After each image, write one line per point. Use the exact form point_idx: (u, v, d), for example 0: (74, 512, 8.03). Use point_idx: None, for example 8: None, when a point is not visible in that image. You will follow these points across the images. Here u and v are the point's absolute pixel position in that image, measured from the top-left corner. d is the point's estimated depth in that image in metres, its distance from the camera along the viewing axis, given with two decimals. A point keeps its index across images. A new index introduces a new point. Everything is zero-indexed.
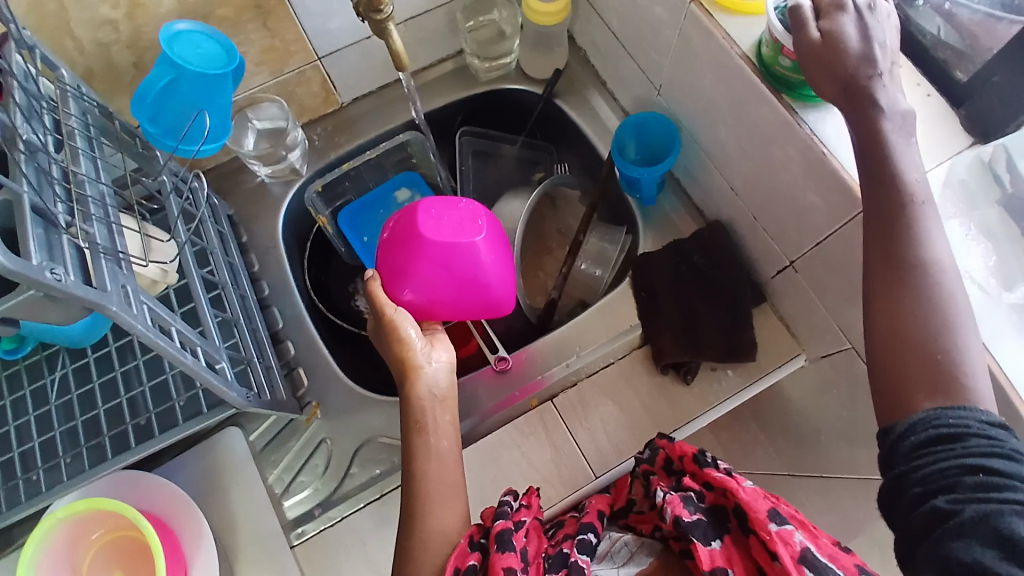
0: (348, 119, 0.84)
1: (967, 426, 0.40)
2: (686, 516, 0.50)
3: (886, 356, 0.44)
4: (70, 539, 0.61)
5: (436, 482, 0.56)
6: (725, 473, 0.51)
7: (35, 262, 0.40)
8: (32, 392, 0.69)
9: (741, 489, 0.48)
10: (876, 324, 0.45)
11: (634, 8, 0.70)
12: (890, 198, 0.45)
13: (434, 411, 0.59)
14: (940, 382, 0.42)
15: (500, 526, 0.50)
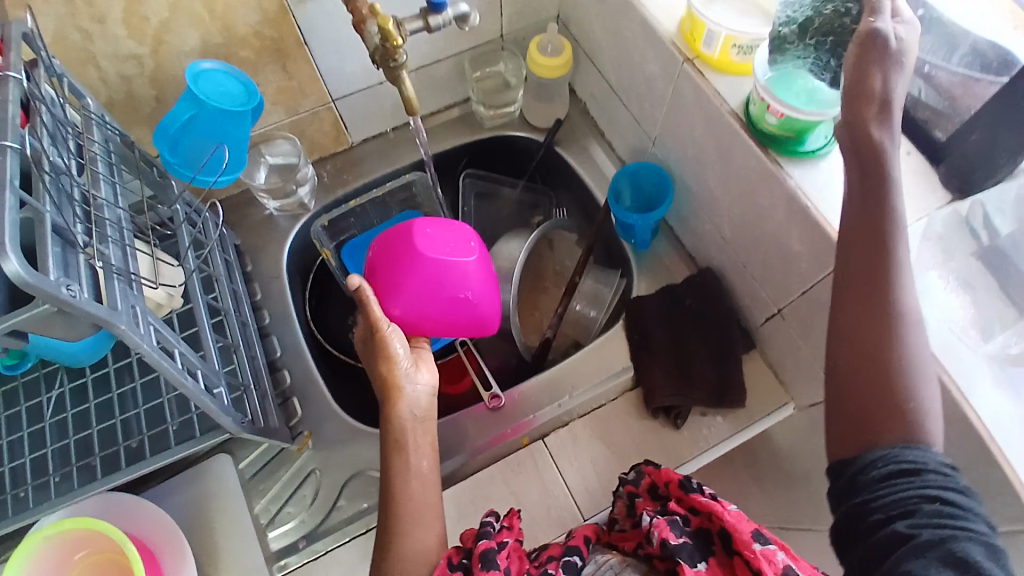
0: (355, 158, 0.88)
1: (925, 462, 0.44)
2: (673, 538, 0.50)
3: (852, 391, 0.48)
4: (55, 560, 0.61)
5: (418, 502, 0.57)
6: (710, 497, 0.52)
7: (53, 278, 0.42)
8: (29, 409, 0.69)
9: (728, 511, 0.50)
10: (849, 349, 0.49)
11: (629, 64, 0.74)
12: (878, 235, 0.48)
13: (415, 431, 0.60)
14: (901, 420, 0.46)
15: (482, 546, 0.51)
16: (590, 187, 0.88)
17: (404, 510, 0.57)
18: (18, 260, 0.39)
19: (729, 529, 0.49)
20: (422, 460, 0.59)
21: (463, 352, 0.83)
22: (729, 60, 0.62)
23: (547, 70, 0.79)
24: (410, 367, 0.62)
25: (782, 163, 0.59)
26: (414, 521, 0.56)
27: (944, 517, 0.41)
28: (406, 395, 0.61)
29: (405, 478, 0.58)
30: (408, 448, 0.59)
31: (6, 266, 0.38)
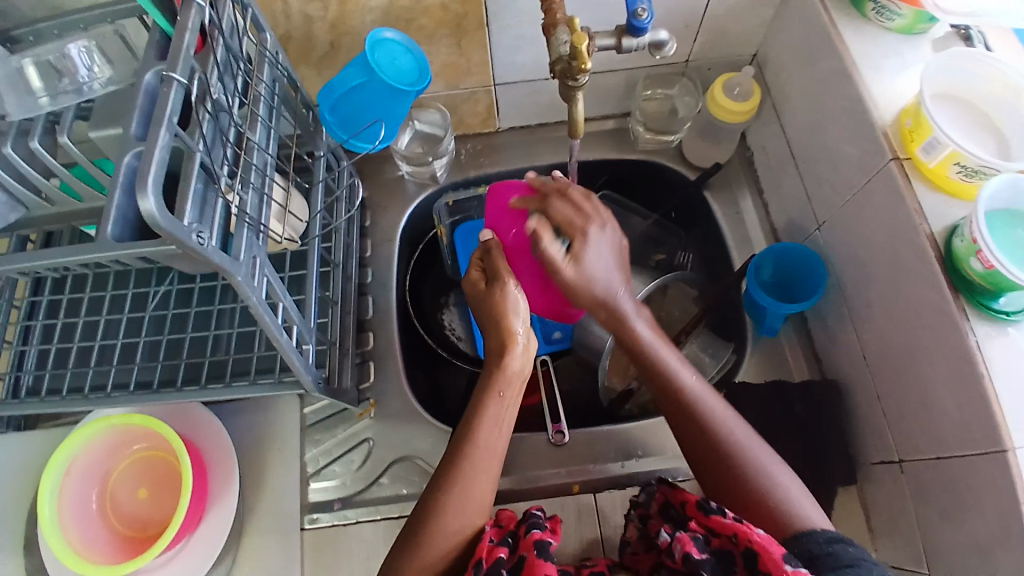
0: (496, 144, 0.86)
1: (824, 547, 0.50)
2: (696, 554, 0.51)
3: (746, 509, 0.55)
4: (114, 447, 0.68)
5: (487, 460, 0.59)
6: (733, 519, 0.51)
7: (187, 224, 0.43)
8: (134, 294, 0.74)
9: (754, 532, 0.49)
10: (722, 495, 0.57)
11: (822, 138, 0.69)
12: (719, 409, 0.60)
13: (513, 385, 0.62)
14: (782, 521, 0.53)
15: (536, 533, 0.54)
16: (728, 246, 0.81)
17: (467, 471, 0.58)
18: (157, 201, 0.39)
19: (756, 550, 0.48)
20: (499, 426, 0.60)
21: (540, 372, 0.79)
22: (946, 174, 0.56)
23: (728, 114, 0.75)
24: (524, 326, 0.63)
25: (967, 314, 0.53)
26: (479, 473, 0.58)
27: (842, 556, 0.49)
28: (516, 357, 0.62)
29: (489, 429, 0.60)
30: (507, 400, 0.61)
31: (144, 205, 0.39)
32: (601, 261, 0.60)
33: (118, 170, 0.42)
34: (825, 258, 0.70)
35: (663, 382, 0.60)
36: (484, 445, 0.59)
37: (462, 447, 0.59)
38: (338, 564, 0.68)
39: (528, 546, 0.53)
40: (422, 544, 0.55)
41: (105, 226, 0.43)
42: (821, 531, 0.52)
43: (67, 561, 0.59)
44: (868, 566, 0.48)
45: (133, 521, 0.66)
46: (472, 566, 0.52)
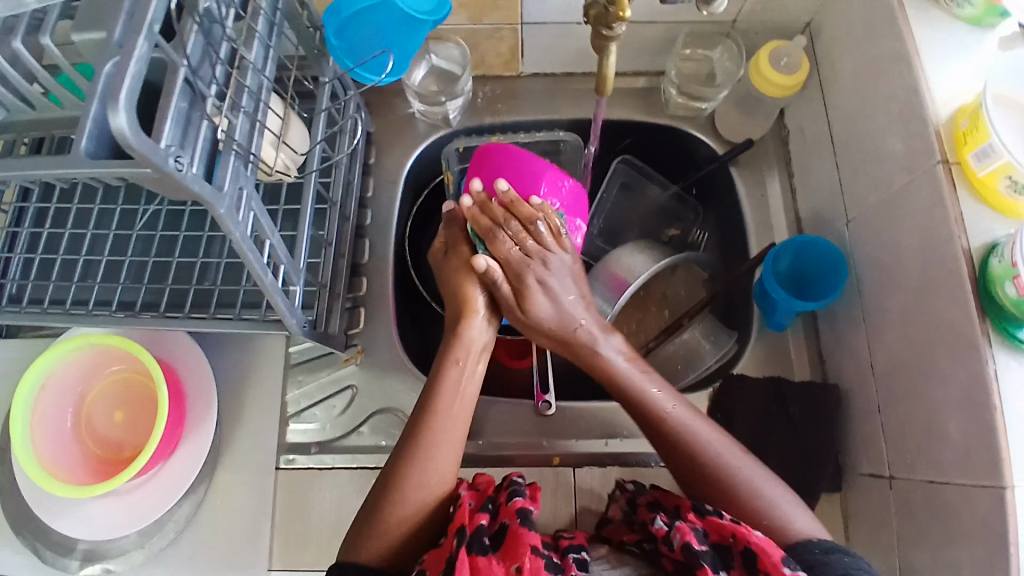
0: (517, 89, 0.80)
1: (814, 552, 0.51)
2: (696, 544, 0.51)
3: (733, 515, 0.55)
4: (91, 365, 0.67)
5: (445, 425, 0.59)
6: (732, 520, 0.52)
7: (164, 146, 0.39)
8: (123, 210, 0.72)
9: (755, 534, 0.49)
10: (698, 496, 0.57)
11: (867, 127, 0.63)
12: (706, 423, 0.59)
13: (472, 357, 0.63)
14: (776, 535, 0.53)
15: (519, 502, 0.54)
16: (747, 229, 0.76)
17: (428, 444, 0.57)
18: (129, 119, 0.36)
19: (755, 552, 0.49)
20: (463, 402, 0.61)
21: None
22: (992, 185, 0.52)
23: (771, 87, 0.69)
24: (492, 303, 0.65)
25: (990, 339, 0.50)
26: (442, 444, 0.58)
27: (837, 565, 0.50)
28: (475, 326, 0.63)
29: (450, 400, 0.60)
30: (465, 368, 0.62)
31: (114, 121, 0.35)
32: (562, 291, 0.63)
33: (96, 80, 0.38)
34: (849, 257, 0.66)
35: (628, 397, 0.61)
36: (445, 416, 0.59)
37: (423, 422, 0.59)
38: (309, 507, 0.67)
39: (510, 513, 0.53)
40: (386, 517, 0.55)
41: (78, 139, 0.39)
42: (816, 541, 0.52)
43: (37, 478, 0.59)
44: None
45: (107, 442, 0.66)
46: (454, 534, 0.52)
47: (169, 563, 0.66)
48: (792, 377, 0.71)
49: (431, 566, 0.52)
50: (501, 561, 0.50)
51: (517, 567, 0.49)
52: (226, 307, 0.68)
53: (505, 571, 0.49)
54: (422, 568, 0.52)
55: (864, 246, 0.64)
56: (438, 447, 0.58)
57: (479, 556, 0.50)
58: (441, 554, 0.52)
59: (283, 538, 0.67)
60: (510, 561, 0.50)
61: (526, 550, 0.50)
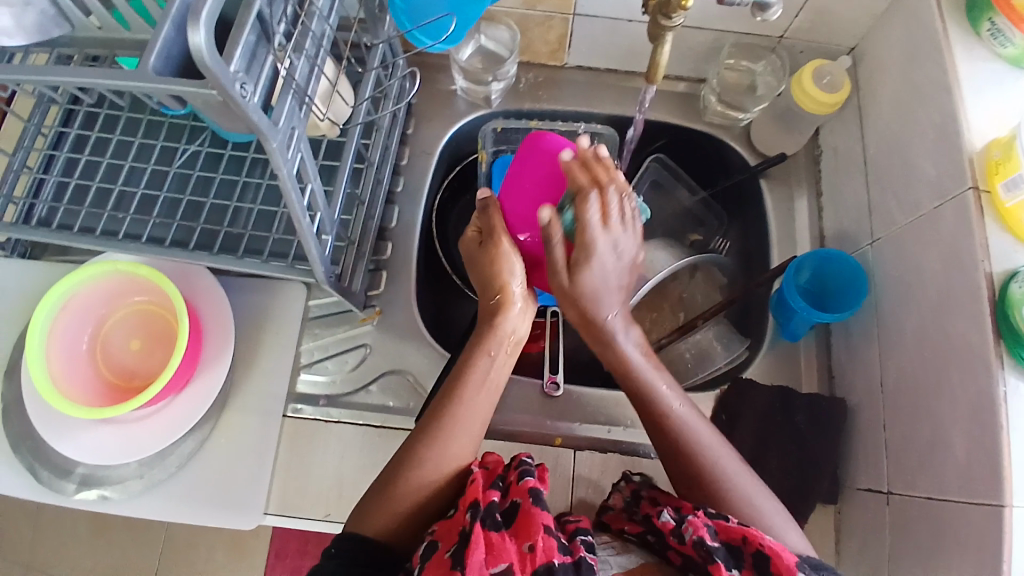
0: (559, 80, 0.82)
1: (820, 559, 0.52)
2: (710, 540, 0.51)
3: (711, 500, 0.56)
4: (114, 293, 0.68)
5: (469, 418, 0.59)
6: (740, 522, 0.52)
7: (232, 71, 0.41)
8: (162, 148, 0.73)
9: (767, 537, 0.49)
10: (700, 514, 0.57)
11: (902, 149, 0.65)
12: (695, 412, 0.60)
13: (506, 351, 0.61)
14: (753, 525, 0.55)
15: (531, 483, 0.53)
16: (770, 241, 0.77)
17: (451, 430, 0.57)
18: (207, 38, 0.37)
19: (767, 554, 0.49)
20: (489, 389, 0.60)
21: (550, 322, 0.78)
22: (1019, 215, 0.52)
23: (812, 104, 0.71)
24: (523, 291, 0.62)
25: (1002, 360, 0.51)
26: (463, 429, 0.58)
27: None
28: (511, 318, 0.61)
29: (474, 392, 0.59)
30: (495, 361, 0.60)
31: (193, 38, 0.37)
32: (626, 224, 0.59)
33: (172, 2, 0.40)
34: (869, 276, 0.67)
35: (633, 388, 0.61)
36: (468, 408, 0.59)
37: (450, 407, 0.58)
38: (312, 456, 0.68)
39: (522, 492, 0.53)
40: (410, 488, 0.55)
41: (148, 56, 0.41)
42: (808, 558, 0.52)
43: (44, 394, 0.60)
44: None
45: (120, 369, 0.67)
46: (468, 508, 0.51)
47: (164, 496, 0.67)
48: (799, 389, 0.72)
49: (441, 539, 0.51)
50: (514, 538, 0.49)
51: (530, 544, 0.49)
52: (254, 252, 0.69)
53: (519, 549, 0.49)
54: (433, 539, 0.51)
55: (886, 267, 0.65)
56: (461, 431, 0.58)
57: (493, 532, 0.49)
58: (452, 525, 0.52)
59: (282, 484, 0.68)
60: (523, 539, 0.49)
61: (539, 528, 0.50)
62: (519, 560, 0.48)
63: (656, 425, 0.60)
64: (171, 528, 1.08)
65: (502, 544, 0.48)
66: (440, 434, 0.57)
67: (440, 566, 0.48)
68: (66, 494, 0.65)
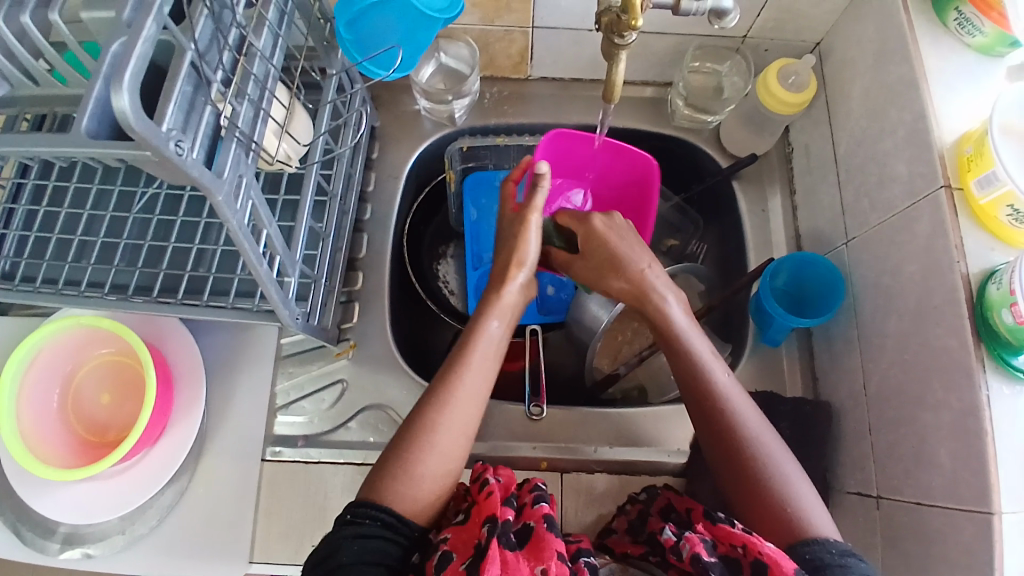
0: (525, 93, 0.80)
1: (826, 557, 0.49)
2: (705, 556, 0.50)
3: (755, 509, 0.54)
4: (77, 344, 0.65)
5: (469, 394, 0.57)
6: (744, 530, 0.51)
7: (165, 129, 0.39)
8: (121, 192, 0.71)
9: (766, 546, 0.48)
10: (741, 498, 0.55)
11: (873, 148, 0.63)
12: (755, 411, 0.58)
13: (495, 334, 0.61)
14: (783, 527, 0.52)
15: (542, 509, 0.52)
16: (746, 245, 0.76)
17: (442, 419, 0.55)
18: (132, 100, 0.36)
19: (765, 562, 0.47)
20: (471, 402, 0.57)
21: (529, 342, 0.77)
22: (994, 215, 0.52)
23: (778, 103, 0.69)
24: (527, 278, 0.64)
25: (984, 365, 0.50)
26: (453, 419, 0.56)
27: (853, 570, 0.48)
28: (508, 293, 0.62)
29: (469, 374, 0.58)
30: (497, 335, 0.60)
31: (116, 101, 0.35)
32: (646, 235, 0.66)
33: (104, 59, 0.38)
34: (847, 277, 0.66)
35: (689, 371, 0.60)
36: (463, 389, 0.57)
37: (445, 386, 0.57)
38: (293, 500, 0.67)
39: (535, 517, 0.52)
40: (415, 462, 0.53)
41: (80, 117, 0.38)
42: (832, 541, 0.51)
43: (19, 458, 0.58)
44: None
45: (92, 424, 0.65)
46: (487, 521, 0.49)
47: (144, 552, 0.64)
48: (784, 394, 0.71)
49: (457, 551, 0.48)
50: (527, 560, 0.47)
51: (543, 568, 0.46)
52: (220, 294, 0.68)
53: (530, 571, 0.46)
54: (446, 550, 0.48)
55: (864, 268, 0.64)
56: (450, 417, 0.56)
57: (508, 550, 0.47)
58: (467, 537, 0.49)
59: (265, 530, 0.66)
60: (535, 562, 0.47)
61: (552, 554, 0.47)
62: None
63: (706, 413, 0.58)
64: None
65: (515, 564, 0.46)
66: (435, 417, 0.55)
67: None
68: (50, 554, 0.63)
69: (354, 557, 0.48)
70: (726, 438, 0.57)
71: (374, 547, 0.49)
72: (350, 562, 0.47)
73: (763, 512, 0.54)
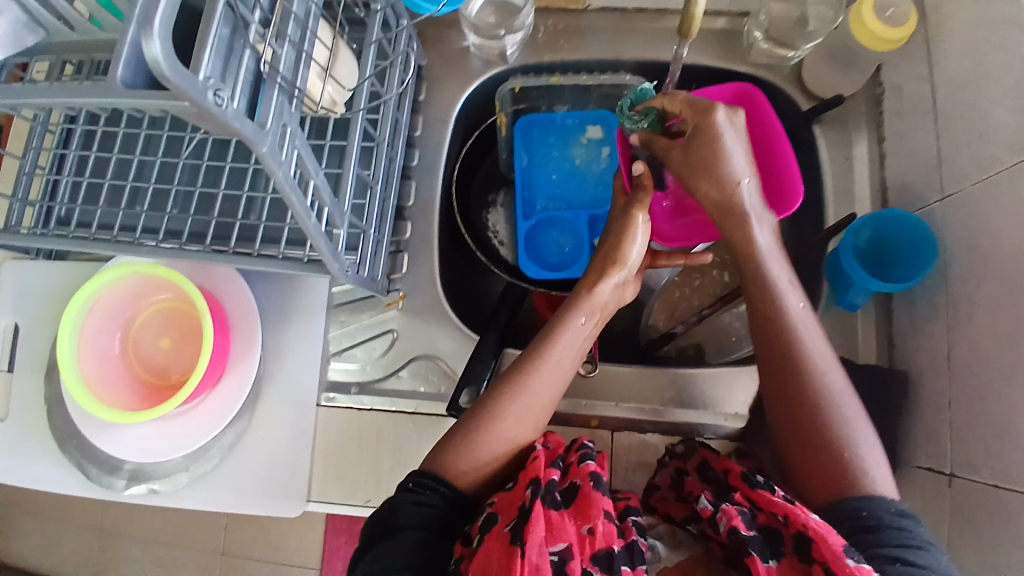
0: (583, 25, 0.74)
1: (882, 518, 0.48)
2: (743, 530, 0.48)
3: (809, 453, 0.53)
4: (133, 292, 0.67)
5: (546, 389, 0.57)
6: (784, 499, 0.48)
7: (203, 78, 0.37)
8: (169, 137, 0.71)
9: (809, 517, 0.45)
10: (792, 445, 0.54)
11: (981, 90, 0.56)
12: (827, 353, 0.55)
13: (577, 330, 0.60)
14: (838, 475, 0.51)
15: (590, 466, 0.51)
16: (823, 197, 0.70)
17: (513, 405, 0.56)
18: (164, 47, 0.34)
19: (810, 537, 0.45)
20: (546, 399, 0.57)
21: None
22: None
23: (875, 42, 0.62)
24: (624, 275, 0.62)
25: None
26: (527, 410, 0.56)
27: (911, 535, 0.47)
28: (603, 290, 0.61)
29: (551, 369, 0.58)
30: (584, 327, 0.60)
31: (149, 49, 0.33)
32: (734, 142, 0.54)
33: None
34: (937, 237, 0.60)
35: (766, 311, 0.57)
36: (543, 383, 0.57)
37: (525, 376, 0.57)
38: (350, 444, 0.69)
39: (581, 474, 0.50)
40: (481, 443, 0.54)
41: (116, 65, 0.37)
42: (890, 500, 0.49)
43: (83, 403, 0.61)
44: (931, 551, 0.47)
45: (154, 367, 0.67)
46: (529, 484, 0.48)
47: (210, 487, 0.68)
48: (855, 359, 0.67)
49: (502, 513, 0.48)
50: (573, 518, 0.47)
51: (589, 527, 0.46)
52: (271, 243, 0.68)
53: (577, 530, 0.47)
54: (493, 512, 0.48)
55: (958, 228, 0.58)
56: (524, 403, 0.56)
57: (553, 510, 0.47)
58: (513, 498, 0.49)
59: (322, 472, 0.69)
60: (582, 520, 0.47)
61: (600, 512, 0.47)
62: (577, 542, 0.46)
63: (775, 350, 0.56)
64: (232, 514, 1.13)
65: (561, 523, 0.46)
66: (507, 403, 0.56)
67: (499, 539, 0.45)
68: (117, 490, 0.68)
69: (414, 521, 0.49)
70: (792, 379, 0.54)
71: (429, 515, 0.50)
72: (406, 524, 0.49)
73: (819, 457, 0.52)
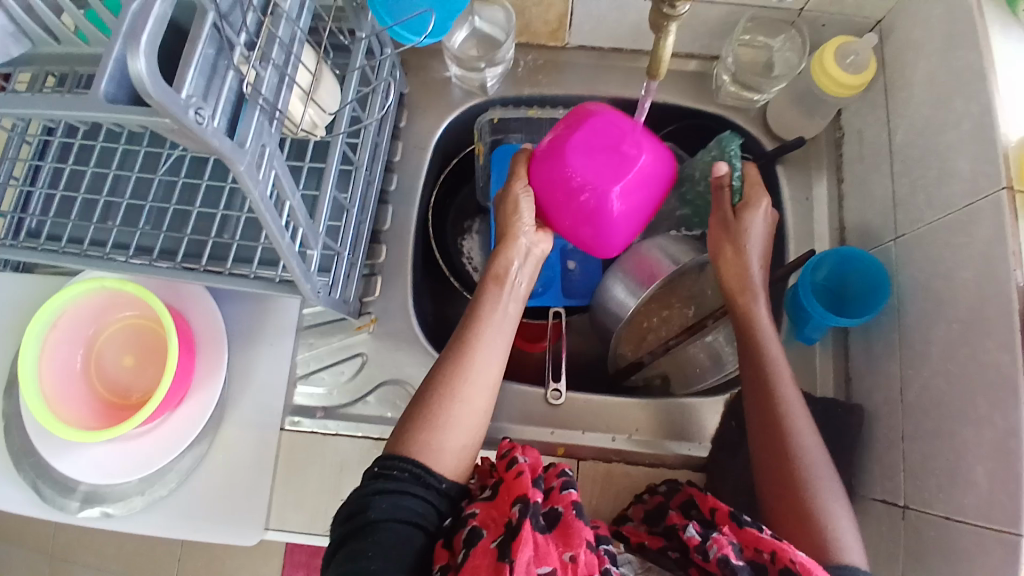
0: (562, 62, 0.77)
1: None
2: (734, 559, 0.48)
3: (793, 516, 0.53)
4: (98, 309, 0.66)
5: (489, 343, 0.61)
6: (770, 535, 0.48)
7: (184, 96, 0.37)
8: (146, 153, 0.70)
9: (796, 552, 0.46)
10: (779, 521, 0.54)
11: (934, 140, 0.59)
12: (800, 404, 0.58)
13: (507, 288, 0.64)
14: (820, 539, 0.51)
15: (570, 494, 0.51)
16: (787, 235, 0.73)
17: (468, 370, 0.59)
18: (149, 65, 0.34)
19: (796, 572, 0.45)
20: (494, 356, 0.61)
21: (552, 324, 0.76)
22: None
23: (836, 87, 0.65)
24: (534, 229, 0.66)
25: None
26: (477, 373, 0.59)
27: None
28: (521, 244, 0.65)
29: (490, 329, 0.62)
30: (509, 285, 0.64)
31: (133, 65, 0.33)
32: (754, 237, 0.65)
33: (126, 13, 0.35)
34: (891, 276, 0.62)
35: (758, 378, 0.60)
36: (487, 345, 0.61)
37: (472, 340, 0.61)
38: (310, 469, 0.67)
39: (564, 502, 0.50)
40: (439, 413, 0.56)
41: (98, 80, 0.36)
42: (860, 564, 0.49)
43: (40, 419, 0.58)
44: None
45: (115, 386, 0.65)
46: (516, 501, 0.47)
47: (166, 511, 0.66)
48: (813, 392, 0.69)
49: (487, 527, 0.47)
50: (555, 545, 0.46)
51: (571, 555, 0.46)
52: (243, 261, 0.67)
53: (559, 557, 0.46)
54: (477, 525, 0.47)
55: (912, 268, 0.60)
56: (477, 369, 0.59)
57: (538, 532, 0.46)
58: (497, 514, 0.48)
59: (282, 498, 0.67)
60: (563, 547, 0.46)
61: (582, 541, 0.46)
62: (561, 568, 0.45)
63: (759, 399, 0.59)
64: (184, 545, 1.08)
65: (546, 546, 0.45)
66: (460, 371, 0.59)
67: (487, 556, 0.45)
68: (70, 512, 0.64)
69: (386, 514, 0.49)
70: (772, 428, 0.57)
71: (403, 502, 0.51)
72: (382, 519, 0.49)
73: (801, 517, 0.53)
